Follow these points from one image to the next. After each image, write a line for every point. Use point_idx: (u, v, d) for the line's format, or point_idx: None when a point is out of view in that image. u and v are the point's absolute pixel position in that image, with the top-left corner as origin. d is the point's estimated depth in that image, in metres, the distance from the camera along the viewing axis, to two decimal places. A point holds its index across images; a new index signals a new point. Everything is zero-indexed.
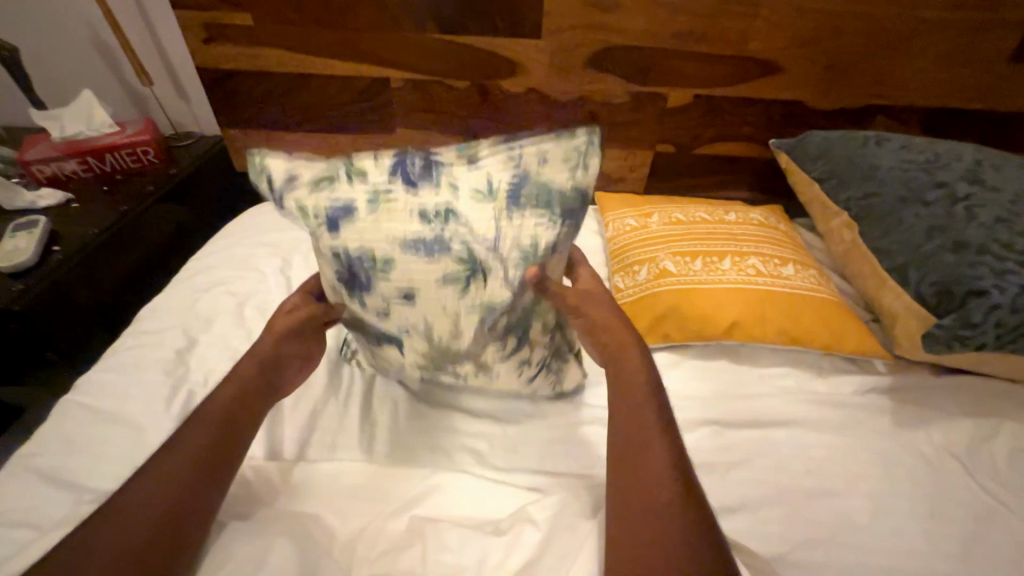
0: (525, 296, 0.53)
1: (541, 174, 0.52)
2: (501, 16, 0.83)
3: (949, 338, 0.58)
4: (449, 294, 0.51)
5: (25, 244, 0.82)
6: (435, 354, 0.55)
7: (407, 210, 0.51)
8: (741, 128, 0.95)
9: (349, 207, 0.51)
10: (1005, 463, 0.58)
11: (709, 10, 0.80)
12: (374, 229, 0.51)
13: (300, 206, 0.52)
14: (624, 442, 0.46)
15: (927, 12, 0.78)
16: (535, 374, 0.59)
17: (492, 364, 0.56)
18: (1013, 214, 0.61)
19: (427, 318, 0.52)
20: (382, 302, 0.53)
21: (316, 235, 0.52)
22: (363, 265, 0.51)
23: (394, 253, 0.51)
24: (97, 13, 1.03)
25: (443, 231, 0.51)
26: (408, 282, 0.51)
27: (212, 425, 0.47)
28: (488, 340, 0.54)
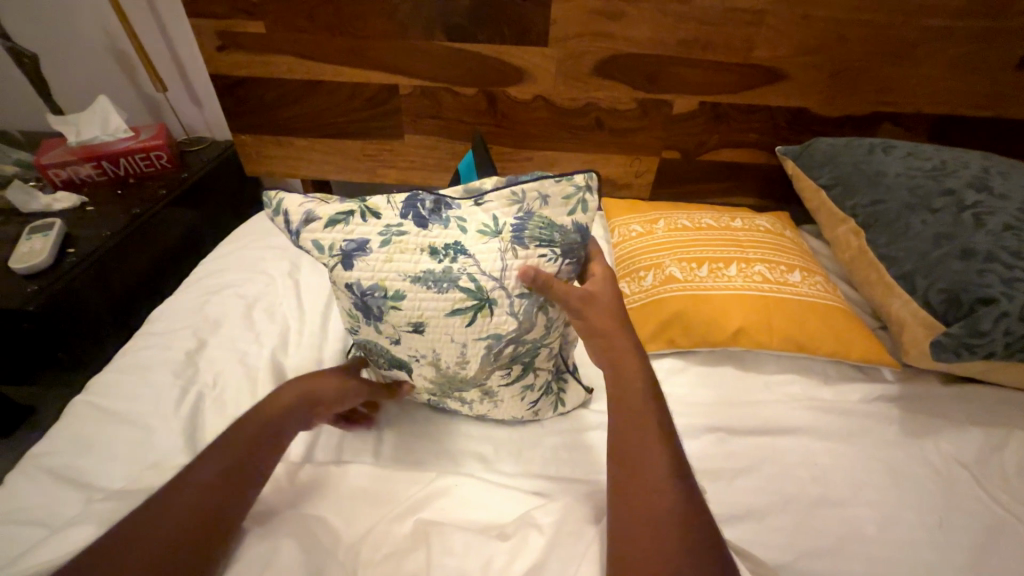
0: (531, 328, 0.53)
1: (543, 214, 0.52)
2: (507, 24, 0.84)
3: (958, 346, 0.58)
4: (457, 324, 0.51)
5: (41, 246, 0.83)
6: (444, 381, 0.55)
7: (417, 245, 0.51)
8: (746, 135, 0.95)
9: (362, 244, 0.51)
10: (1014, 474, 0.57)
11: (714, 19, 0.81)
12: (386, 264, 0.50)
13: (316, 243, 0.52)
14: (624, 448, 0.46)
15: (933, 21, 0.78)
16: (539, 398, 0.60)
17: (497, 391, 0.56)
18: (1022, 222, 0.61)
19: (435, 348, 0.52)
20: (392, 332, 0.52)
21: (331, 270, 0.52)
22: (375, 298, 0.51)
23: (405, 287, 0.50)
24: (113, 21, 1.05)
25: (452, 266, 0.50)
26: (417, 315, 0.51)
27: (244, 435, 0.47)
28: (493, 369, 0.54)
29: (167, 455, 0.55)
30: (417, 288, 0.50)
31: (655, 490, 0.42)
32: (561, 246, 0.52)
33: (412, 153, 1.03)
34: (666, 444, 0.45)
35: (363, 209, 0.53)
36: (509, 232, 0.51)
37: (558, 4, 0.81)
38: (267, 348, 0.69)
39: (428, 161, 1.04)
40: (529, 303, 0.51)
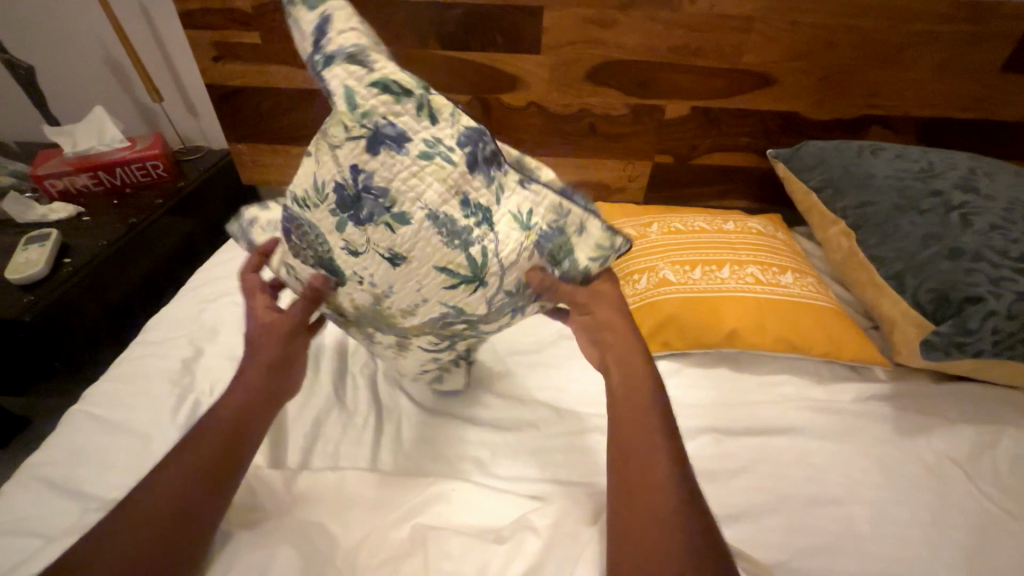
0: (488, 318, 0.54)
1: (572, 244, 0.52)
2: (500, 32, 0.85)
3: (947, 345, 0.59)
4: (435, 280, 0.49)
5: (37, 256, 0.83)
6: (371, 313, 0.53)
7: (453, 182, 0.47)
8: (738, 139, 0.96)
9: (402, 139, 0.46)
10: (1007, 471, 0.58)
11: (704, 25, 0.82)
12: (411, 179, 0.46)
13: (347, 92, 0.45)
14: (624, 440, 0.47)
15: (918, 26, 0.80)
16: (432, 368, 0.61)
17: (413, 348, 0.57)
18: (1008, 221, 0.62)
19: (393, 286, 0.50)
20: (361, 240, 0.49)
21: (347, 128, 0.46)
22: (373, 200, 0.47)
23: (414, 212, 0.47)
24: (110, 33, 1.06)
25: (472, 228, 0.48)
26: (405, 247, 0.48)
27: (240, 433, 0.48)
28: (430, 332, 0.54)
29: None
30: (423, 224, 0.47)
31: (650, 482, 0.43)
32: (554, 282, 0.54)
33: None
34: (665, 436, 0.46)
35: (421, 102, 0.46)
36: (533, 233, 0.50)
37: (550, 12, 0.83)
38: None
39: None
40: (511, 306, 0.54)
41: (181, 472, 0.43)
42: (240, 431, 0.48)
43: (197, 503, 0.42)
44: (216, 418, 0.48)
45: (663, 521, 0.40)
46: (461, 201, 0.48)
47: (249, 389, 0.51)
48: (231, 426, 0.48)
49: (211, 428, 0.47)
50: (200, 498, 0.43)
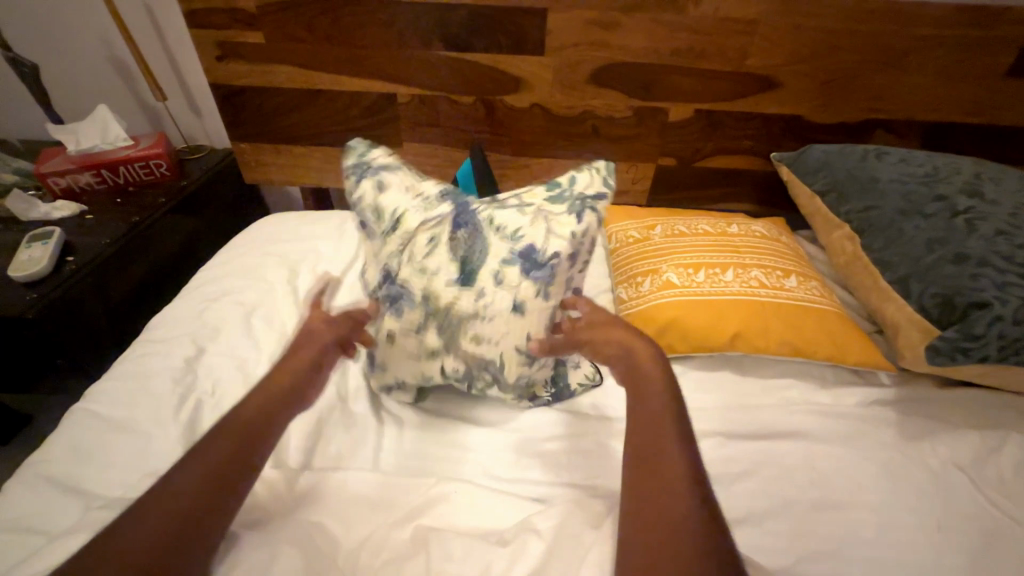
0: (501, 384, 0.61)
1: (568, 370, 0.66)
2: (505, 33, 0.85)
3: (952, 350, 0.59)
4: (516, 340, 0.58)
5: (40, 254, 0.83)
6: (445, 321, 0.59)
7: (570, 291, 0.62)
8: (741, 142, 0.96)
9: (576, 256, 0.59)
10: (1011, 477, 0.58)
11: (708, 28, 0.82)
12: (561, 277, 0.59)
13: (579, 200, 0.60)
14: (638, 447, 0.46)
15: (922, 30, 0.80)
16: (411, 380, 0.62)
17: (434, 362, 0.60)
18: (1014, 226, 0.62)
19: (491, 320, 0.58)
20: (499, 275, 0.58)
21: (553, 216, 0.59)
22: (531, 265, 0.58)
23: (550, 293, 0.59)
24: (114, 32, 1.06)
25: (558, 330, 0.62)
26: (524, 305, 0.58)
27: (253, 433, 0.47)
28: (468, 362, 0.60)
29: (165, 463, 0.55)
30: (547, 300, 0.58)
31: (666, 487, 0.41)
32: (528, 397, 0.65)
33: (410, 160, 1.04)
34: (679, 441, 0.45)
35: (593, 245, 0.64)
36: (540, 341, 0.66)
37: (554, 14, 0.83)
38: (266, 356, 0.69)
39: (426, 168, 1.05)
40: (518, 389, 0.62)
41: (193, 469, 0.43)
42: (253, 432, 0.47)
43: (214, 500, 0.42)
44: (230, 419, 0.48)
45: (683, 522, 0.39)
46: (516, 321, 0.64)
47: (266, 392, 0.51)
48: (248, 424, 0.48)
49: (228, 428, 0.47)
50: (212, 496, 0.42)
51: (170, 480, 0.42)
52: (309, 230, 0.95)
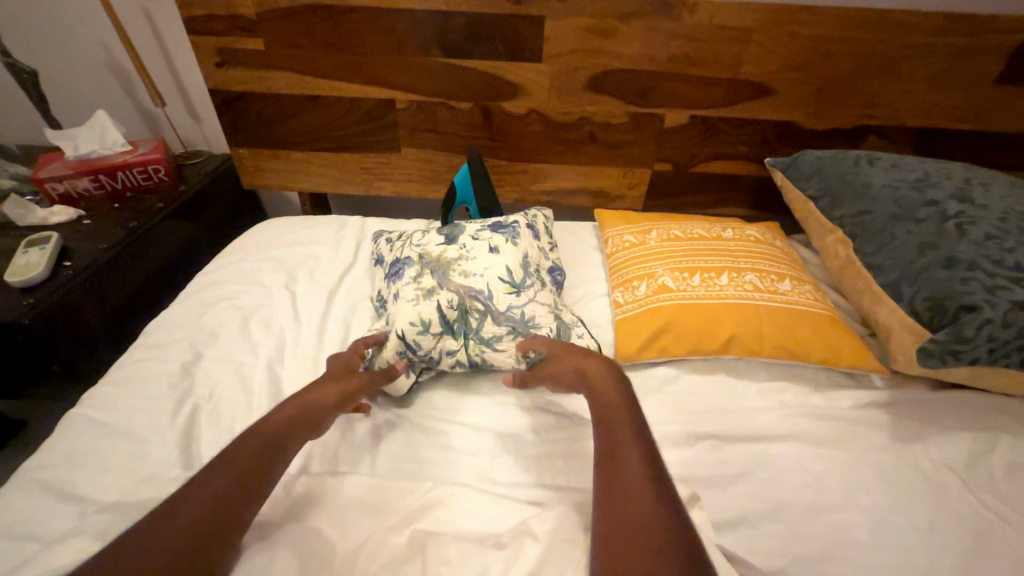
0: (494, 320, 0.68)
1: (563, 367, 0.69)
2: (502, 41, 0.86)
3: (943, 352, 0.59)
4: (498, 272, 0.70)
5: (37, 259, 0.83)
6: (435, 264, 0.71)
7: (539, 256, 0.77)
8: (736, 147, 0.97)
9: (536, 232, 0.80)
10: (1003, 478, 0.58)
11: (703, 36, 0.84)
12: (527, 237, 0.77)
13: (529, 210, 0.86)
14: (608, 462, 0.47)
15: (912, 38, 0.81)
16: (415, 336, 0.66)
17: (433, 300, 0.67)
18: (1003, 231, 0.63)
19: (471, 258, 0.72)
20: (476, 233, 0.75)
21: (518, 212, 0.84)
22: (499, 227, 0.77)
23: (518, 243, 0.75)
24: (114, 38, 1.07)
25: (534, 275, 0.73)
26: (498, 248, 0.73)
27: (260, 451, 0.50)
28: (462, 295, 0.68)
29: (162, 468, 0.55)
30: (518, 244, 0.74)
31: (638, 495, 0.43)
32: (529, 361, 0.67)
33: (408, 166, 1.04)
34: (646, 455, 0.47)
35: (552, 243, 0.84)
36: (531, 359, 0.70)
37: (551, 22, 0.84)
38: (264, 361, 0.69)
39: (424, 173, 1.05)
40: (513, 321, 0.68)
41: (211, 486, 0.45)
42: (270, 453, 0.50)
43: (230, 514, 0.43)
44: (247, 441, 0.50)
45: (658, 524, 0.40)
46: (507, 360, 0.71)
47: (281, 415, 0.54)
48: (264, 445, 0.50)
49: (246, 449, 0.49)
50: (228, 512, 0.43)
51: (188, 496, 0.44)
52: (307, 235, 0.95)
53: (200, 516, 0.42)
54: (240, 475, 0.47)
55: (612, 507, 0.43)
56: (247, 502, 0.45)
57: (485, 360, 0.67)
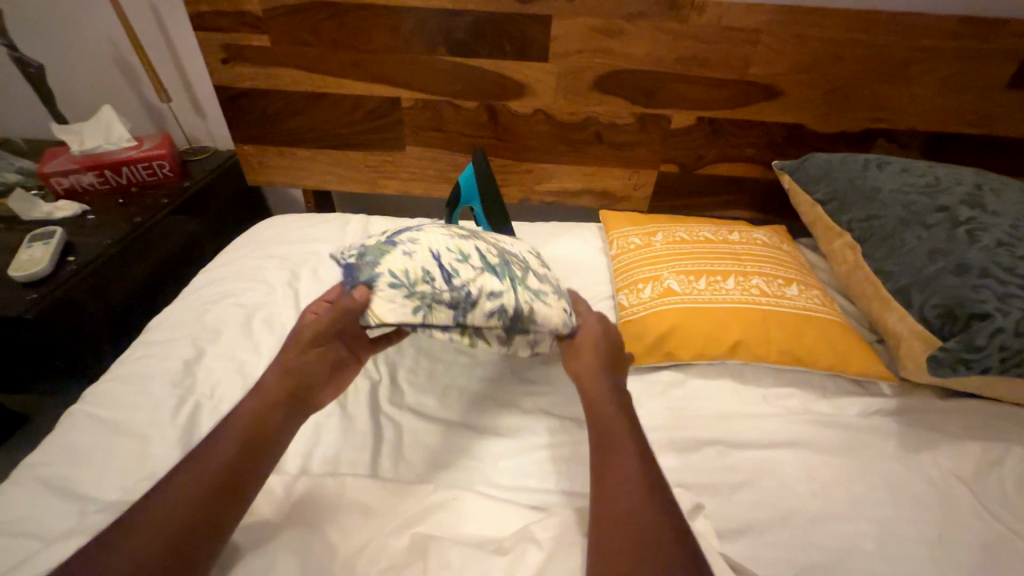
0: (537, 278, 0.61)
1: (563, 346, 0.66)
2: (509, 40, 0.86)
3: (953, 361, 0.58)
4: (528, 251, 0.69)
5: (41, 254, 0.83)
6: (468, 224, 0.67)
7: None
8: (744, 150, 0.96)
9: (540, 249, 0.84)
10: (1013, 490, 0.57)
11: (711, 37, 0.83)
12: None
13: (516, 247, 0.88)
14: (602, 471, 0.46)
15: (924, 41, 0.80)
16: (453, 262, 0.54)
17: (472, 238, 0.60)
18: (1015, 238, 0.62)
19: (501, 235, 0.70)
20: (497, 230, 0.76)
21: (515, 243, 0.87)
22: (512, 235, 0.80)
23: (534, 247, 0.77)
24: (120, 33, 1.07)
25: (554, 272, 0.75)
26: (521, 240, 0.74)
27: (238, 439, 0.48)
28: (503, 249, 0.63)
29: (163, 466, 0.54)
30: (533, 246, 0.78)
31: (634, 499, 0.43)
32: (570, 327, 0.59)
33: (412, 165, 1.04)
34: (637, 454, 0.47)
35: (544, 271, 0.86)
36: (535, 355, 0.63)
37: (558, 21, 0.83)
38: (265, 359, 0.69)
39: (429, 172, 1.05)
40: (552, 285, 0.63)
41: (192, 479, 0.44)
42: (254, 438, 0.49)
43: (216, 507, 0.42)
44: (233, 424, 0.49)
45: (653, 526, 0.40)
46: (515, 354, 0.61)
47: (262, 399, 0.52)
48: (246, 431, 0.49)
49: (231, 433, 0.48)
50: (219, 502, 0.43)
51: (171, 491, 0.42)
52: (310, 233, 0.95)
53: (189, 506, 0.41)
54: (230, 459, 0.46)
55: (606, 508, 0.42)
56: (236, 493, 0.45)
57: (529, 313, 0.56)
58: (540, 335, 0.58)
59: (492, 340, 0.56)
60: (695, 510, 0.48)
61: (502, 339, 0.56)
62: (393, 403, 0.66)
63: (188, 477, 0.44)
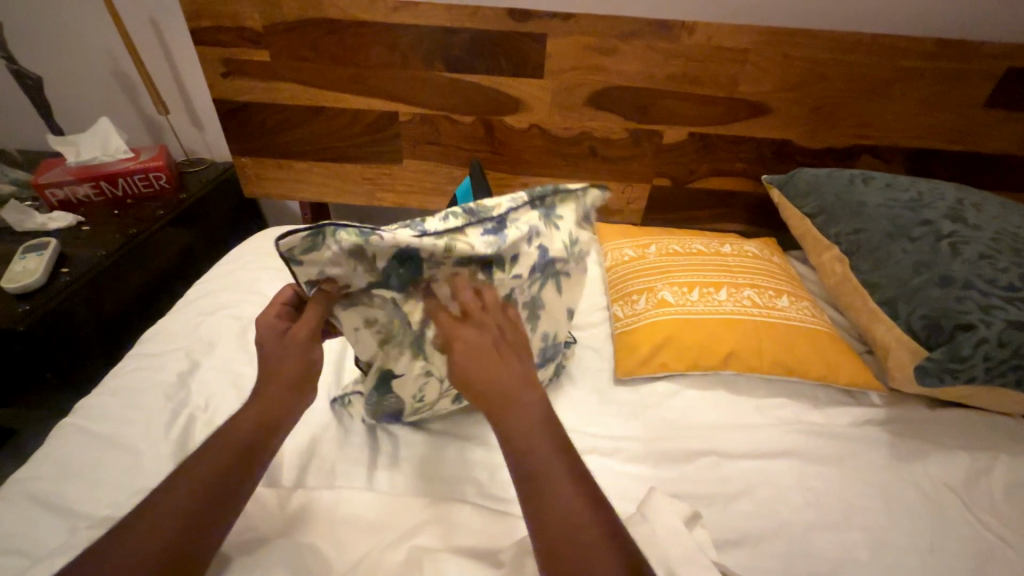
0: None
1: (571, 234, 0.61)
2: (506, 57, 0.88)
3: (940, 370, 0.60)
4: None
5: (35, 265, 0.82)
6: None
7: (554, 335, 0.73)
8: (734, 164, 0.99)
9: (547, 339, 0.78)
10: (1002, 499, 0.58)
11: (702, 57, 0.86)
12: None
13: None
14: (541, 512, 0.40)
15: (904, 62, 0.83)
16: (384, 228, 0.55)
17: None
18: (996, 250, 0.64)
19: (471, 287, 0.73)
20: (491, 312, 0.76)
21: None
22: None
23: None
24: (119, 46, 1.08)
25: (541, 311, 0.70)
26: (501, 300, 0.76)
27: (223, 454, 0.45)
28: None
29: (155, 480, 0.54)
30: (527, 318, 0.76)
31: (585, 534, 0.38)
32: (532, 192, 0.57)
33: (410, 177, 1.05)
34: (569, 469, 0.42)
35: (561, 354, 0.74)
36: (538, 246, 0.56)
37: (554, 39, 0.85)
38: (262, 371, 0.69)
39: (425, 184, 1.06)
40: None
41: (187, 488, 0.42)
42: (246, 458, 0.46)
43: (189, 533, 0.40)
44: (227, 435, 0.47)
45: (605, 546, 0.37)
46: (515, 253, 0.54)
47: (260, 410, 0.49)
48: (233, 451, 0.45)
49: (217, 450, 0.45)
50: (197, 529, 0.40)
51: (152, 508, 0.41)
52: None
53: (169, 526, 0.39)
54: (215, 478, 0.43)
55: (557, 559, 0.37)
56: (224, 510, 0.43)
57: (478, 202, 0.53)
58: (511, 216, 0.54)
59: (475, 237, 0.50)
60: (693, 519, 0.48)
61: (482, 236, 0.51)
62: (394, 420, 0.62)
63: (168, 495, 0.42)
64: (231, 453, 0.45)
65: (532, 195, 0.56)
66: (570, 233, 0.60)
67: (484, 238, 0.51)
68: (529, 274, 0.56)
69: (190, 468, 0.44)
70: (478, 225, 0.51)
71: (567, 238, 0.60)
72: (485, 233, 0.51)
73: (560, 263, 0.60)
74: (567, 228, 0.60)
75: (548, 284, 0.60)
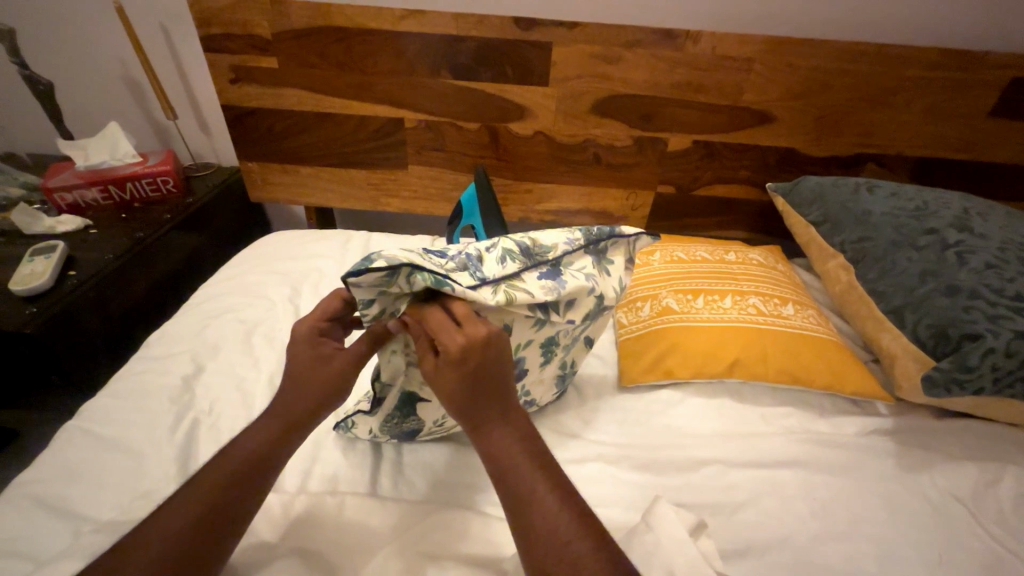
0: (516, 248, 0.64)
1: (622, 281, 0.59)
2: (512, 64, 0.88)
3: (947, 380, 0.59)
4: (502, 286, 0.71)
5: (42, 268, 0.83)
6: None
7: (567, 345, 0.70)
8: (738, 171, 0.99)
9: None
10: (1011, 510, 0.58)
11: (706, 65, 0.86)
12: None
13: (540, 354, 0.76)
14: (525, 523, 0.41)
15: (908, 72, 0.84)
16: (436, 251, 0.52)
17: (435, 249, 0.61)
18: (1003, 260, 0.63)
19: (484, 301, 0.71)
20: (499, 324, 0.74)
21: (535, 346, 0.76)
22: None
23: None
24: (129, 52, 1.09)
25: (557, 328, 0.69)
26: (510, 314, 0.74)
27: (232, 466, 0.45)
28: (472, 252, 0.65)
29: (159, 484, 0.54)
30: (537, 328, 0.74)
31: (565, 531, 0.39)
32: (587, 233, 0.56)
33: (414, 183, 1.06)
34: (545, 473, 0.44)
35: None
36: (596, 294, 0.55)
37: (558, 47, 0.86)
38: (265, 375, 0.69)
39: (430, 190, 1.07)
40: None
41: (193, 503, 0.42)
42: (257, 471, 0.46)
43: (197, 547, 0.40)
44: (240, 446, 0.47)
45: (582, 535, 0.39)
46: (571, 299, 0.53)
47: (271, 423, 0.49)
48: (242, 463, 0.46)
49: (227, 462, 0.46)
50: (205, 541, 0.41)
51: (163, 517, 0.41)
52: (314, 250, 0.96)
53: (179, 537, 0.40)
54: (224, 490, 0.44)
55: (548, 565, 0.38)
56: (230, 519, 0.43)
57: (534, 241, 0.53)
58: (565, 263, 0.54)
59: (532, 281, 0.50)
60: (699, 529, 0.47)
61: (539, 279, 0.51)
62: (406, 441, 0.61)
63: (176, 507, 0.42)
64: (239, 465, 0.46)
65: (588, 238, 0.56)
66: (621, 279, 0.59)
67: (541, 284, 0.50)
68: (581, 320, 0.56)
69: (199, 482, 0.44)
70: (533, 268, 0.51)
71: (618, 285, 0.59)
72: (542, 277, 0.51)
73: (608, 308, 0.59)
74: (618, 274, 0.59)
75: (591, 324, 0.60)
